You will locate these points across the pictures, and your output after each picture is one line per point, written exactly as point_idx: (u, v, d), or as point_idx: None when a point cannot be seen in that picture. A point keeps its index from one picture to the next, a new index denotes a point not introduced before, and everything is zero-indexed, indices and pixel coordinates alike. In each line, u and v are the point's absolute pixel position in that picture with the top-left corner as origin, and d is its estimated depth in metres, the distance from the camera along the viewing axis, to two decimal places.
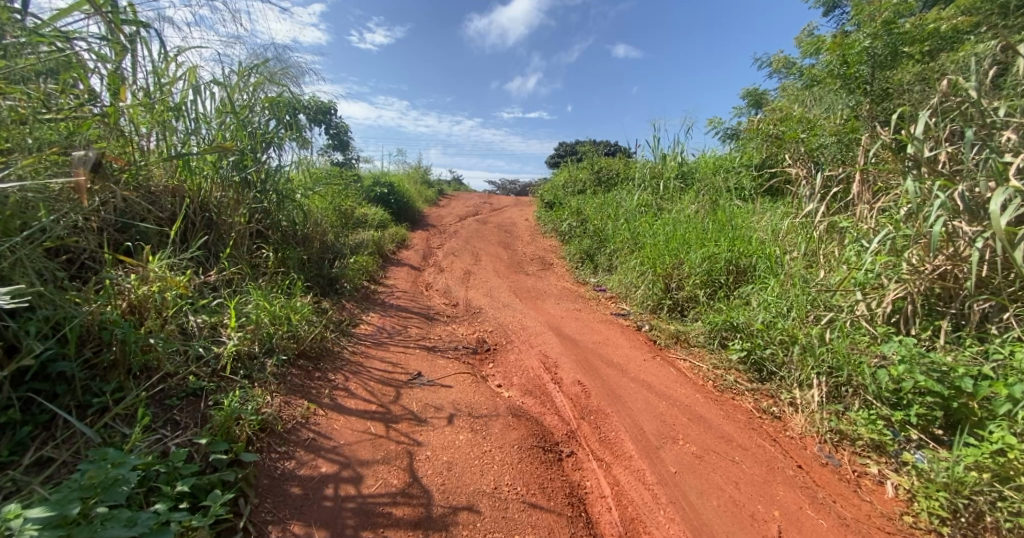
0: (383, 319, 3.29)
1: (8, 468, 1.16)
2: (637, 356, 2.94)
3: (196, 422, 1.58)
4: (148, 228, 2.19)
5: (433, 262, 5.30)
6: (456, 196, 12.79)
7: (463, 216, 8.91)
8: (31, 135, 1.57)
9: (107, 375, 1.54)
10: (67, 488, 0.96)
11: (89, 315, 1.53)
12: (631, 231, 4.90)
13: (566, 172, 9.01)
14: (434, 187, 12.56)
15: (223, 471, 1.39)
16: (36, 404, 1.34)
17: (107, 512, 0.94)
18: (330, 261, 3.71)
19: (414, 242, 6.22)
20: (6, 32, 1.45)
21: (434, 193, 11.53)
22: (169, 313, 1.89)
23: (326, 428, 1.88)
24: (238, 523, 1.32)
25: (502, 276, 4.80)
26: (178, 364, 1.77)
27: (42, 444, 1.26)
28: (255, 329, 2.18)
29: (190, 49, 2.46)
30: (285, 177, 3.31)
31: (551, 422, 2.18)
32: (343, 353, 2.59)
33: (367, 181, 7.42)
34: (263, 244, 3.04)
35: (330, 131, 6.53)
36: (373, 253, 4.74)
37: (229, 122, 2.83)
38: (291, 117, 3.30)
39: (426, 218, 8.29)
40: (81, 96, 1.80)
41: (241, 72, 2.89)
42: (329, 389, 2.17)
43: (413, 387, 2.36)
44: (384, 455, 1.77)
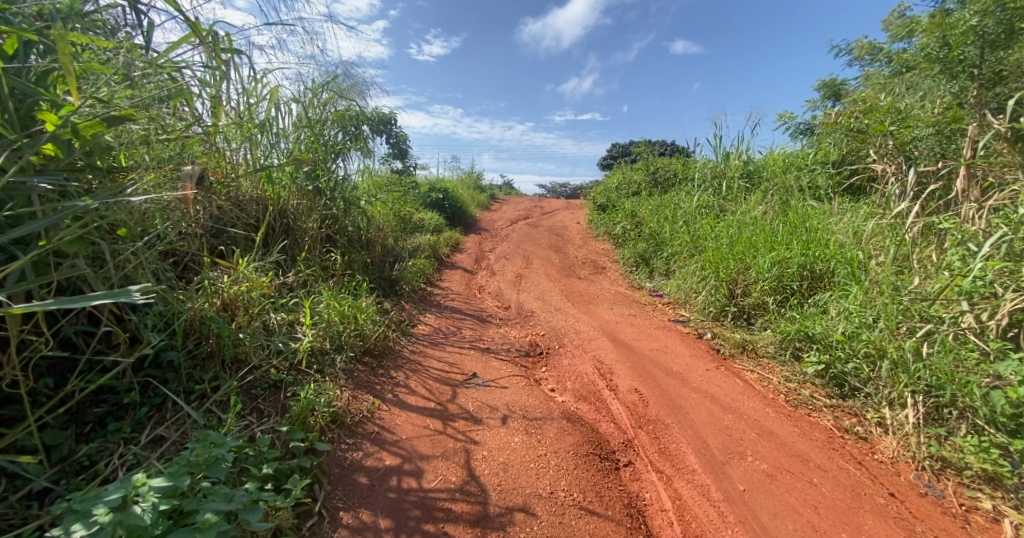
0: (439, 320, 3.40)
1: (130, 443, 1.34)
2: (698, 365, 2.81)
3: (277, 411, 1.73)
4: (236, 234, 2.43)
5: (486, 266, 5.40)
6: (507, 201, 12.98)
7: (514, 220, 9.00)
8: (149, 153, 1.80)
9: (205, 364, 1.73)
10: (178, 463, 1.09)
11: (192, 312, 1.73)
12: (691, 234, 4.69)
13: (619, 174, 8.81)
14: (486, 192, 12.83)
15: (301, 458, 1.51)
16: (152, 388, 1.53)
17: (209, 486, 1.05)
18: (390, 264, 3.90)
19: (468, 246, 6.38)
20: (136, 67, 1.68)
21: (486, 197, 11.77)
22: (255, 310, 2.09)
23: (389, 423, 1.98)
24: (313, 507, 1.42)
25: (554, 280, 4.79)
26: (263, 357, 1.95)
27: (156, 424, 1.44)
28: (326, 327, 2.35)
29: (274, 70, 2.70)
30: (351, 185, 3.53)
31: (607, 429, 2.14)
32: (403, 352, 2.71)
33: (423, 187, 7.73)
34: (332, 248, 3.26)
35: (391, 140, 6.88)
36: (429, 257, 4.93)
37: (304, 135, 3.07)
38: (359, 130, 3.52)
39: (478, 223, 8.48)
40: (187, 118, 2.03)
41: (315, 89, 3.13)
42: (391, 386, 2.28)
43: (469, 387, 2.42)
44: (442, 452, 1.83)
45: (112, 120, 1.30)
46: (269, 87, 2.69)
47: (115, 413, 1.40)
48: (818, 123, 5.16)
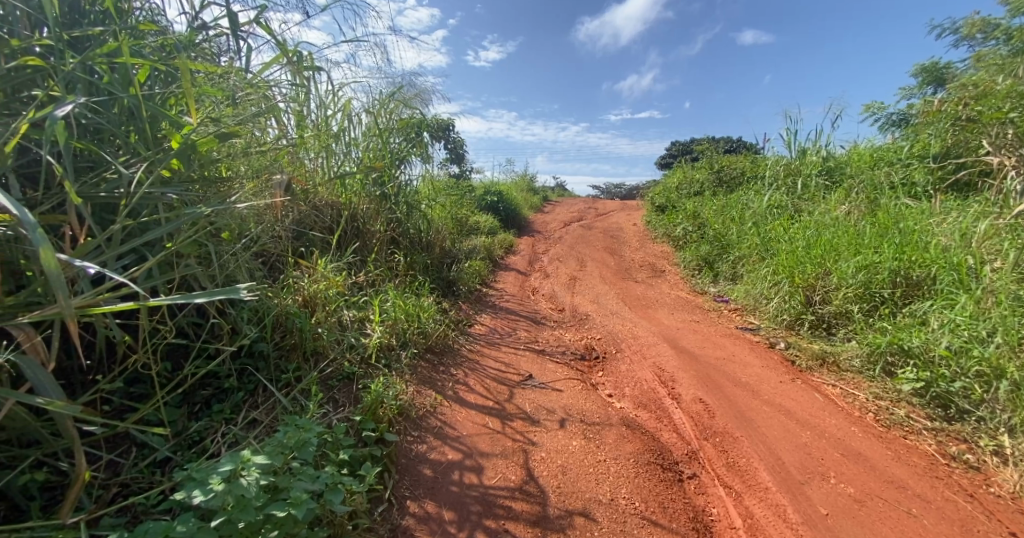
0: (495, 321, 3.47)
1: (230, 423, 1.51)
2: (771, 377, 2.63)
3: (350, 402, 1.86)
4: (313, 236, 2.64)
5: (541, 268, 5.41)
6: (559, 202, 12.93)
7: (568, 222, 8.93)
8: (245, 164, 2.01)
9: (290, 355, 1.90)
10: (272, 444, 1.21)
11: (279, 307, 1.91)
12: (761, 236, 4.39)
13: (680, 173, 8.46)
14: (539, 194, 12.87)
15: (373, 447, 1.61)
16: (247, 375, 1.71)
17: (298, 467, 1.16)
18: (449, 266, 4.04)
19: (522, 248, 6.43)
20: (238, 88, 1.89)
21: (539, 199, 11.80)
22: (331, 307, 2.25)
23: (450, 418, 2.05)
24: (384, 494, 1.51)
25: (610, 283, 4.70)
26: (338, 351, 2.10)
27: (250, 408, 1.61)
28: (393, 324, 2.48)
29: (348, 84, 2.90)
30: (414, 190, 3.70)
31: (668, 438, 2.07)
32: (462, 351, 2.80)
33: (479, 191, 7.91)
34: (396, 249, 3.43)
35: (449, 146, 7.12)
36: (484, 258, 5.03)
37: (373, 144, 3.27)
38: (421, 137, 3.69)
39: (531, 225, 8.52)
40: (276, 131, 2.24)
41: (383, 99, 3.32)
42: (452, 383, 2.36)
43: (527, 388, 2.44)
44: (501, 450, 1.87)
45: (223, 136, 1.47)
46: (344, 100, 2.89)
47: (218, 396, 1.58)
48: (915, 113, 4.63)
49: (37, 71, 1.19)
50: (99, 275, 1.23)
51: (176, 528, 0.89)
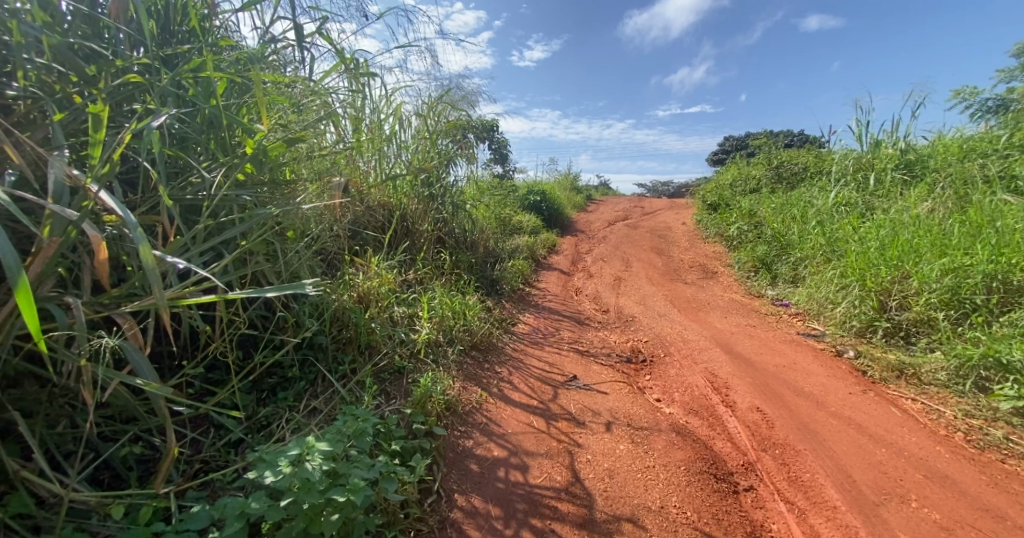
0: (538, 321, 3.46)
1: (293, 410, 1.61)
2: (838, 387, 2.44)
3: (400, 395, 1.94)
4: (367, 235, 2.76)
5: (584, 268, 5.34)
6: (602, 202, 12.71)
7: (612, 221, 8.75)
8: (307, 167, 2.14)
9: (346, 348, 2.00)
10: (333, 432, 1.28)
11: (337, 302, 2.02)
12: (826, 236, 4.08)
13: (734, 170, 8.05)
14: (583, 193, 12.70)
15: (422, 440, 1.66)
16: (308, 365, 1.82)
17: (356, 454, 1.22)
18: (492, 265, 4.09)
19: (565, 247, 6.38)
20: (302, 95, 2.01)
21: (583, 199, 11.65)
22: (383, 303, 2.35)
23: (496, 416, 2.07)
24: (432, 486, 1.55)
25: (657, 284, 4.55)
26: (389, 345, 2.18)
27: (311, 396, 1.71)
28: (440, 321, 2.55)
29: (400, 89, 3.01)
30: (461, 190, 3.78)
31: (722, 446, 1.97)
32: (507, 349, 2.82)
33: (522, 190, 7.93)
34: (442, 248, 3.52)
35: (493, 146, 7.20)
36: (527, 258, 5.04)
37: (423, 146, 3.37)
38: (467, 139, 3.75)
39: (575, 225, 8.43)
40: (334, 135, 2.37)
41: (432, 102, 3.41)
42: (497, 381, 2.39)
43: (571, 389, 2.42)
44: (547, 450, 1.86)
45: (291, 141, 1.57)
46: (396, 105, 3.00)
47: (282, 384, 1.69)
48: None
49: (136, 86, 1.32)
50: (185, 270, 1.36)
51: (251, 505, 0.96)
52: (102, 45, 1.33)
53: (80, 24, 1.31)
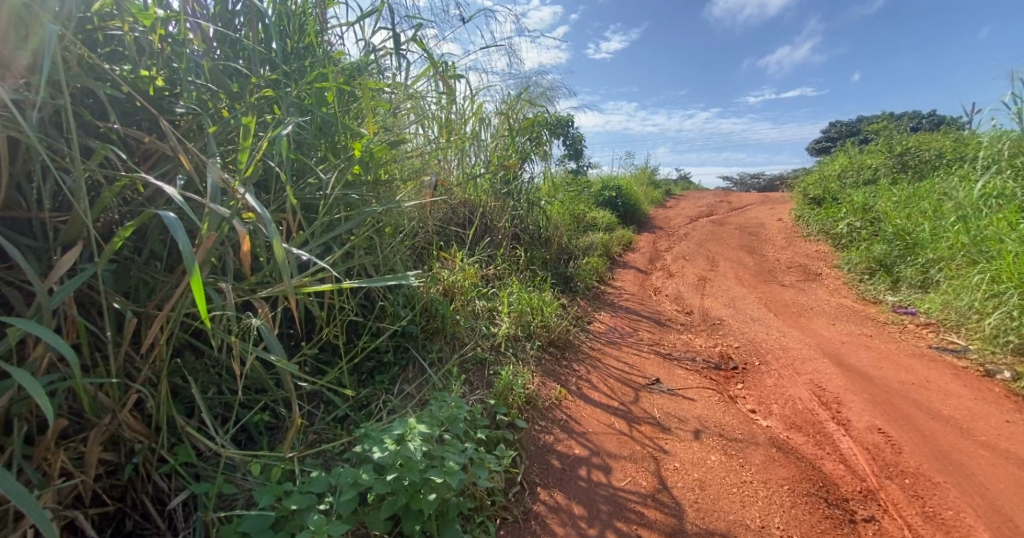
0: (615, 320, 3.36)
1: (389, 392, 1.74)
2: (990, 414, 2.06)
3: (483, 386, 2.00)
4: (450, 231, 2.89)
5: (663, 267, 5.08)
6: (683, 197, 11.96)
7: (694, 217, 8.21)
8: (400, 167, 2.29)
9: (433, 338, 2.11)
10: (429, 416, 1.36)
11: (426, 294, 2.14)
12: (969, 234, 3.45)
13: (843, 160, 7.13)
14: (661, 187, 12.07)
15: (505, 431, 1.69)
16: (401, 352, 1.96)
17: (449, 439, 1.28)
18: (567, 261, 4.05)
19: (641, 245, 6.11)
20: (398, 99, 2.14)
21: (661, 194, 11.09)
22: (466, 297, 2.43)
23: (575, 414, 2.05)
24: (516, 477, 1.57)
25: (748, 286, 4.18)
26: (472, 337, 2.26)
27: (404, 381, 1.83)
28: (518, 316, 2.59)
29: (482, 89, 3.09)
30: (537, 187, 3.79)
31: (832, 468, 1.76)
32: (584, 347, 2.78)
33: (597, 186, 7.75)
34: (518, 244, 3.56)
35: (568, 142, 7.13)
36: (602, 255, 4.92)
37: (502, 144, 3.43)
38: (545, 136, 3.76)
39: (652, 221, 8.04)
40: (424, 136, 2.50)
41: (511, 100, 3.46)
42: (575, 379, 2.37)
43: (654, 393, 2.32)
44: (630, 453, 1.81)
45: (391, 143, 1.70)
46: (478, 105, 3.09)
47: (379, 368, 1.84)
48: None
49: (268, 100, 1.51)
50: (305, 261, 1.53)
51: (362, 477, 1.05)
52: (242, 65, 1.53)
53: (226, 48, 1.51)
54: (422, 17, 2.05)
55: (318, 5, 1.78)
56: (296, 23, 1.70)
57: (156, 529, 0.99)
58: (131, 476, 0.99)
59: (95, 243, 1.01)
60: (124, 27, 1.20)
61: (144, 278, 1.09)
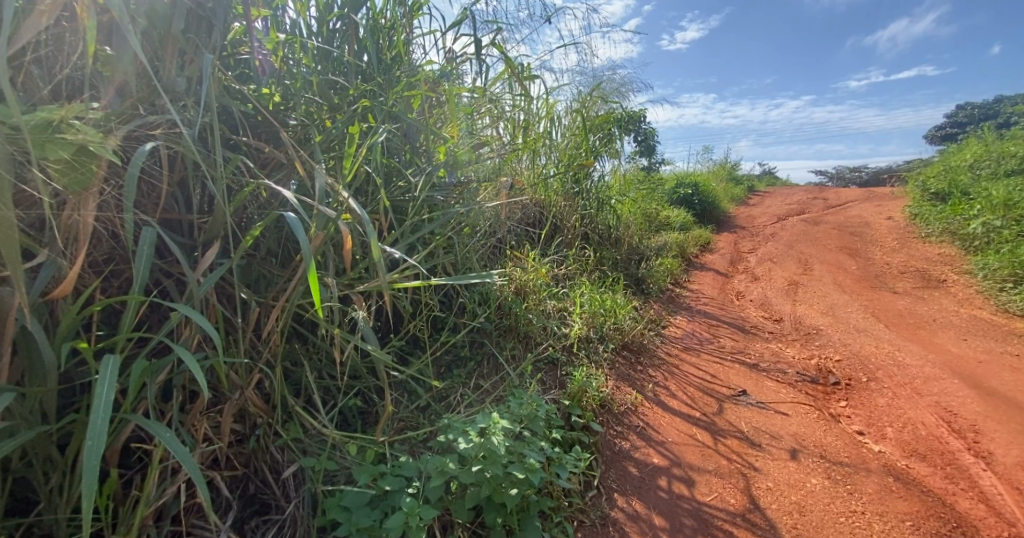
0: (693, 325, 3.17)
1: (466, 385, 1.80)
2: None
3: (557, 386, 1.99)
4: (521, 230, 2.91)
5: (746, 269, 4.69)
6: (768, 193, 10.98)
7: (782, 216, 7.50)
8: (477, 168, 2.35)
9: (506, 336, 2.14)
10: (509, 413, 1.39)
11: (500, 292, 2.18)
12: None
13: (976, 148, 6.09)
14: (742, 184, 11.18)
15: (581, 433, 1.67)
16: (476, 347, 2.01)
17: (528, 436, 1.30)
18: (639, 262, 3.90)
19: (721, 246, 5.69)
20: (476, 102, 2.21)
21: (742, 191, 10.27)
22: (539, 296, 2.44)
23: (653, 421, 1.97)
24: (593, 481, 1.54)
25: (851, 292, 3.72)
26: (545, 336, 2.25)
27: (479, 376, 1.88)
28: (591, 317, 2.54)
29: (555, 87, 3.08)
30: (609, 186, 3.70)
31: (970, 508, 1.50)
32: (659, 353, 2.65)
33: (670, 183, 7.36)
34: (589, 244, 3.50)
35: (639, 138, 6.85)
36: (677, 255, 4.67)
37: (573, 142, 3.39)
38: (618, 133, 3.66)
39: (732, 220, 7.48)
40: (500, 137, 2.55)
41: (583, 98, 3.41)
42: (652, 385, 2.27)
43: (740, 405, 2.15)
44: (715, 467, 1.69)
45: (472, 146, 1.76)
46: (550, 104, 3.09)
47: (456, 362, 1.90)
48: None
49: (363, 109, 1.63)
50: (394, 259, 1.63)
51: (449, 466, 1.10)
52: (342, 77, 1.66)
53: (328, 64, 1.65)
54: (501, 21, 2.10)
55: (407, 17, 1.88)
56: (388, 36, 1.81)
57: (274, 495, 1.11)
58: (253, 446, 1.12)
59: (226, 241, 1.16)
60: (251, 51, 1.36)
61: (263, 273, 1.24)
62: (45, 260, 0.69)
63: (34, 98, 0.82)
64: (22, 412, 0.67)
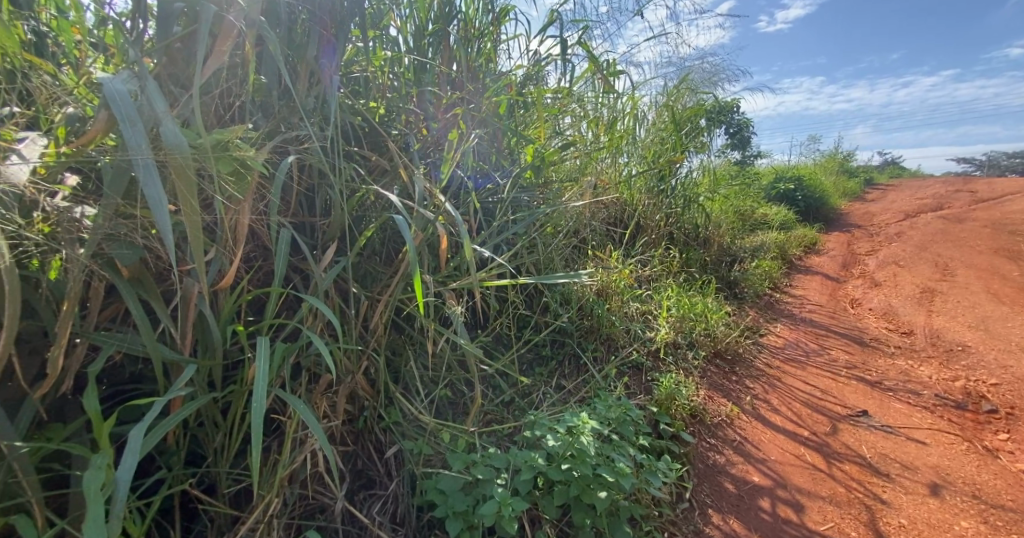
0: (797, 335, 2.85)
1: (548, 384, 1.81)
2: None
3: (642, 392, 1.92)
4: (603, 230, 2.85)
5: (864, 274, 4.09)
6: (891, 187, 9.49)
7: (910, 212, 6.43)
8: (559, 169, 2.35)
9: (589, 337, 2.10)
10: (598, 414, 1.37)
11: (582, 293, 2.16)
12: None
13: None
14: (857, 176, 9.79)
15: (670, 442, 1.58)
16: (558, 347, 2.01)
17: (617, 441, 1.28)
18: (732, 264, 3.60)
19: (830, 247, 5.04)
20: (560, 102, 2.21)
21: (857, 184, 8.99)
22: (622, 298, 2.36)
23: (751, 437, 1.81)
24: (685, 494, 1.46)
25: (1010, 303, 3.08)
26: (629, 340, 2.18)
27: (560, 376, 1.88)
28: (679, 321, 2.40)
29: (641, 82, 2.96)
30: (698, 183, 3.47)
31: None
32: (757, 364, 2.42)
33: (768, 178, 6.69)
34: (674, 245, 3.31)
35: (732, 131, 6.33)
36: (776, 257, 4.23)
37: (659, 138, 3.23)
38: (708, 125, 3.43)
39: (844, 218, 6.58)
40: (583, 136, 2.52)
41: (670, 91, 3.25)
42: (750, 397, 2.09)
43: (860, 427, 1.89)
44: (830, 494, 1.51)
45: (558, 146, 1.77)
46: (635, 101, 2.99)
47: (539, 360, 1.92)
48: None
49: (456, 117, 1.71)
50: (483, 258, 1.70)
51: (539, 461, 1.12)
52: (437, 88, 1.76)
53: (425, 76, 1.76)
54: (588, 19, 2.08)
55: (496, 24, 1.94)
56: (478, 44, 1.88)
57: (378, 472, 1.22)
58: (362, 426, 1.24)
59: (341, 240, 1.30)
60: (362, 69, 1.50)
61: (371, 269, 1.36)
62: (216, 256, 0.84)
63: (209, 125, 0.99)
64: (200, 381, 0.82)
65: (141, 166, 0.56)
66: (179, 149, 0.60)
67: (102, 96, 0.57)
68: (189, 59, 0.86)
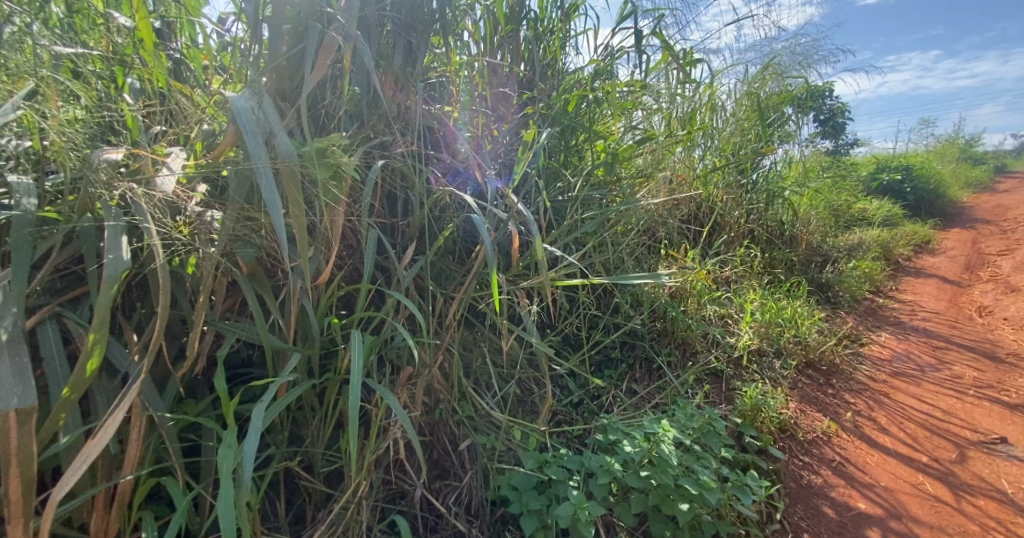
0: (908, 345, 2.49)
1: (619, 387, 1.76)
2: None
3: (723, 402, 1.79)
4: (676, 228, 2.69)
5: (994, 277, 3.48)
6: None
7: None
8: (630, 166, 2.27)
9: (662, 341, 2.00)
10: (676, 422, 1.30)
11: (655, 294, 2.06)
12: None
13: None
14: (983, 163, 8.37)
15: (757, 457, 1.46)
16: (628, 349, 1.94)
17: (698, 451, 1.20)
18: (825, 264, 3.24)
19: (948, 245, 4.36)
20: (632, 96, 2.13)
21: (983, 172, 7.69)
22: (699, 299, 2.22)
23: (854, 458, 1.61)
24: (775, 514, 1.34)
25: None
26: (706, 345, 2.04)
27: (631, 380, 1.82)
28: (765, 326, 2.20)
29: (720, 69, 2.76)
30: (784, 176, 3.17)
31: None
32: (859, 376, 2.15)
33: (868, 168, 5.93)
34: (756, 243, 3.05)
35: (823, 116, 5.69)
36: (878, 257, 3.74)
37: (739, 128, 3.00)
38: (796, 112, 3.12)
39: (966, 212, 5.66)
40: (655, 129, 2.40)
41: (752, 77, 3.00)
42: (851, 413, 1.86)
43: (997, 457, 1.60)
44: (960, 530, 1.30)
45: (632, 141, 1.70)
46: (712, 90, 2.80)
47: (608, 363, 1.87)
48: None
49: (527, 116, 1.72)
50: (553, 258, 1.68)
51: (616, 466, 1.09)
52: (506, 88, 1.77)
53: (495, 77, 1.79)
54: (664, 7, 1.98)
55: (565, 20, 1.91)
56: (547, 42, 1.87)
57: (454, 463, 1.26)
58: (438, 418, 1.29)
59: (420, 240, 1.36)
60: (437, 74, 1.55)
61: (446, 267, 1.40)
62: (315, 254, 0.91)
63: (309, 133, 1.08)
64: (302, 367, 0.90)
65: (260, 173, 0.63)
66: (289, 156, 0.66)
67: (230, 112, 0.64)
68: (295, 72, 0.95)
